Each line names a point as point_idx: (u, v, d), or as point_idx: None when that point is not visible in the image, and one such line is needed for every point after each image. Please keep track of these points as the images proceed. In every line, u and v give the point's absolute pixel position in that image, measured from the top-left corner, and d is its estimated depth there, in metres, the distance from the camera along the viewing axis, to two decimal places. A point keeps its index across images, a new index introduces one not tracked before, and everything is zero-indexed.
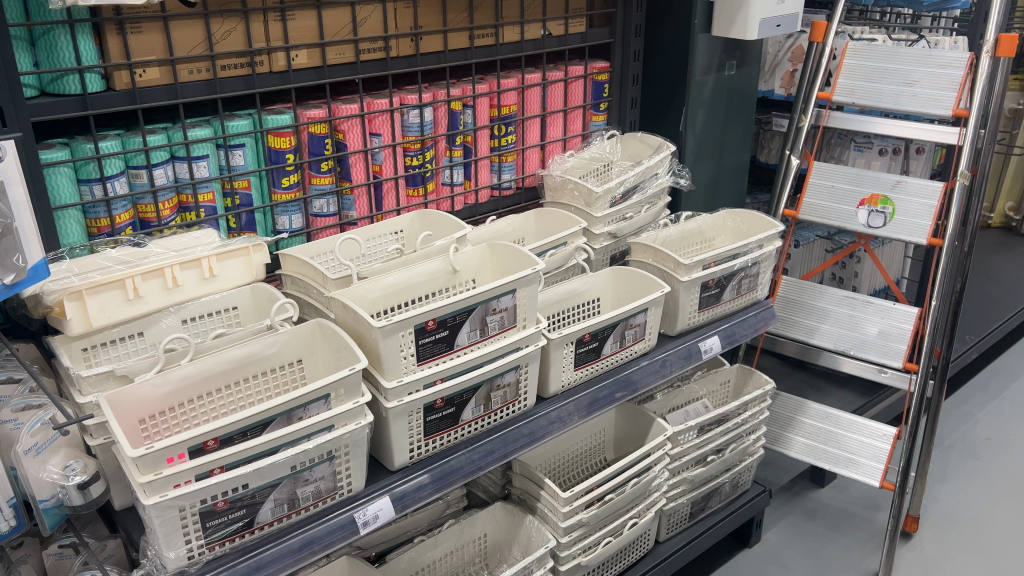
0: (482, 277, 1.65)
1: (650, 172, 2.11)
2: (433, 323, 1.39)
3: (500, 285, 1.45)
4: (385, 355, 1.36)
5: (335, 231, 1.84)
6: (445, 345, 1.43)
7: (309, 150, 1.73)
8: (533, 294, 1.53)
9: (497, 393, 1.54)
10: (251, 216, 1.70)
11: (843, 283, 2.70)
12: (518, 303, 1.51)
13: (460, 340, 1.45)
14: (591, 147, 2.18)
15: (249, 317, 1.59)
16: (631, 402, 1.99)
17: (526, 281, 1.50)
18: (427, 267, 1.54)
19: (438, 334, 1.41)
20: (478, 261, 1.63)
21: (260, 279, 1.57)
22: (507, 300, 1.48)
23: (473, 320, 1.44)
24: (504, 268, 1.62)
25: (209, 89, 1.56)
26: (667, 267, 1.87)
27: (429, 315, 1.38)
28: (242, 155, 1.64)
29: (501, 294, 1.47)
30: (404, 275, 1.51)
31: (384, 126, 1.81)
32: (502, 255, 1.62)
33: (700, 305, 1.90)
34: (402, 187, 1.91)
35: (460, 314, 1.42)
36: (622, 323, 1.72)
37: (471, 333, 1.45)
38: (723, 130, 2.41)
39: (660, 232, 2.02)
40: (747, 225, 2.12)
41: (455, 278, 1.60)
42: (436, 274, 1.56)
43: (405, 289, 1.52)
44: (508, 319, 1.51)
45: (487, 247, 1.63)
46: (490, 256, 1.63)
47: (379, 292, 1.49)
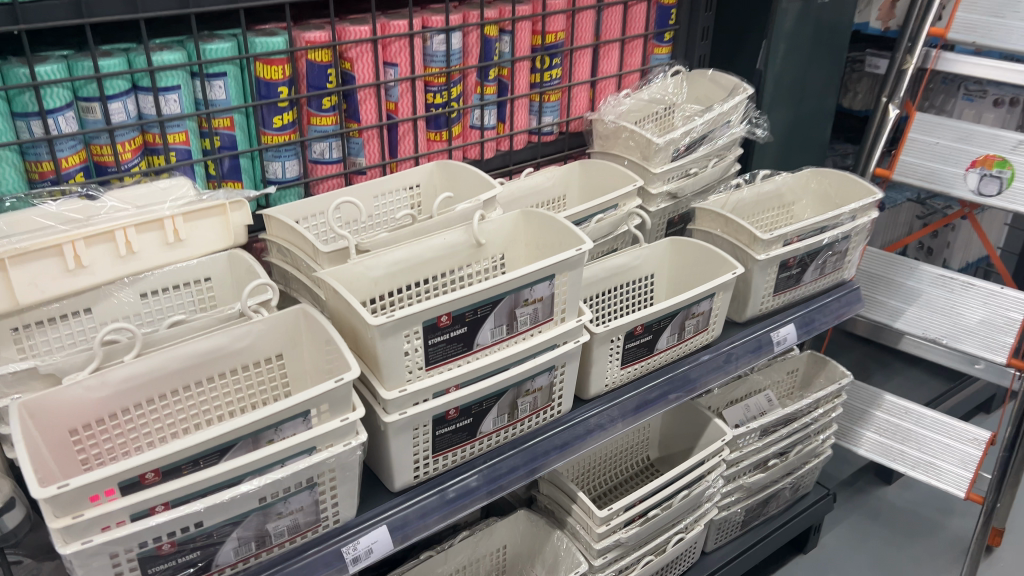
0: (517, 256, 1.33)
1: (722, 120, 1.77)
2: (447, 318, 1.08)
3: (535, 269, 1.14)
4: (382, 358, 1.05)
5: (340, 182, 1.53)
6: (464, 345, 1.12)
7: (308, 82, 1.42)
8: (577, 279, 1.21)
9: (527, 399, 1.24)
10: (235, 162, 1.39)
11: (931, 254, 2.34)
12: (557, 292, 1.19)
13: (481, 340, 1.14)
14: (651, 86, 1.84)
15: (226, 293, 1.30)
16: (689, 400, 1.68)
17: (569, 265, 1.18)
18: (444, 238, 1.23)
19: (455, 331, 1.10)
20: (507, 232, 1.31)
21: (239, 245, 1.28)
22: (543, 289, 1.17)
23: (499, 310, 1.13)
24: (541, 244, 1.30)
25: (180, 3, 1.23)
26: (740, 241, 1.54)
27: (442, 308, 1.07)
28: (224, 87, 1.33)
29: (538, 280, 1.15)
30: (413, 247, 1.21)
31: (402, 55, 1.49)
32: (536, 228, 1.30)
33: (775, 287, 1.58)
34: (421, 129, 1.59)
35: (482, 306, 1.11)
36: (683, 312, 1.40)
37: (495, 331, 1.15)
38: (807, 69, 2.02)
39: (731, 194, 1.67)
40: (837, 188, 1.76)
41: (477, 254, 1.29)
42: (456, 247, 1.25)
43: (416, 266, 1.22)
44: (543, 313, 1.20)
45: (522, 217, 1.31)
46: (522, 228, 1.31)
47: (384, 270, 1.19)
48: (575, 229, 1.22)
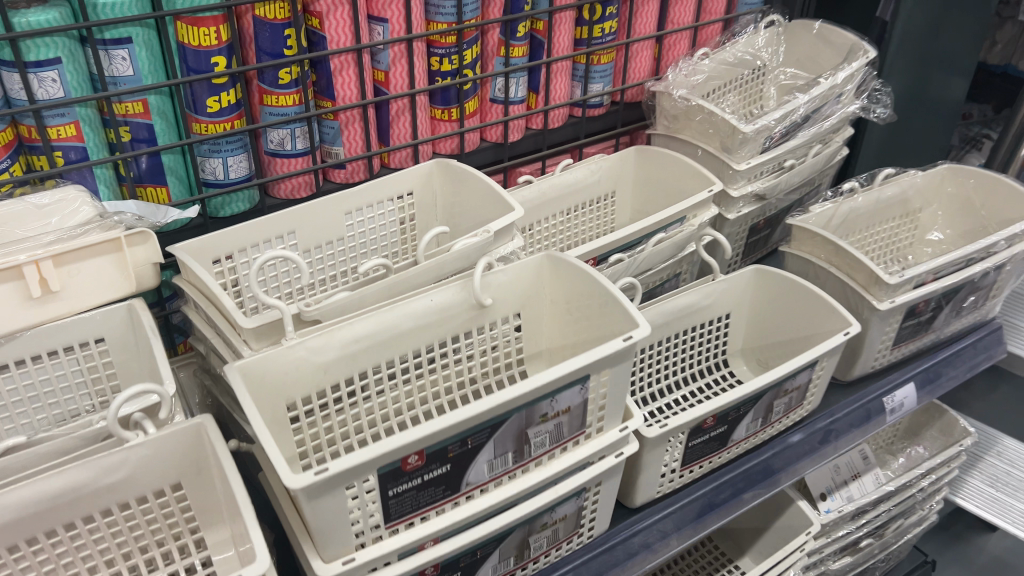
0: (538, 315, 0.95)
1: (833, 95, 1.31)
2: (418, 458, 0.71)
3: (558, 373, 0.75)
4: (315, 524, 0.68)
5: (310, 181, 1.13)
6: (447, 486, 0.75)
7: (258, 46, 1.01)
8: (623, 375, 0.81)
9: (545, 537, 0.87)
10: (155, 161, 1.00)
11: None
12: (592, 396, 0.80)
13: (473, 476, 0.76)
14: (738, 43, 1.38)
15: (128, 360, 0.92)
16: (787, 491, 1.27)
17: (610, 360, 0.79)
18: (431, 300, 0.85)
19: (433, 471, 0.72)
20: (524, 285, 0.92)
21: (145, 290, 0.91)
22: (570, 397, 0.78)
23: (502, 432, 0.75)
24: (574, 305, 0.91)
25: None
26: (855, 280, 1.12)
27: (410, 447, 0.69)
28: (128, 58, 0.93)
29: (563, 387, 0.76)
30: (383, 317, 0.82)
31: (393, 6, 1.06)
32: (568, 283, 0.91)
33: (896, 338, 1.16)
34: (422, 107, 1.18)
35: (475, 432, 0.73)
36: (771, 392, 1.01)
37: (497, 461, 0.77)
38: (948, 19, 1.53)
39: (840, 203, 1.23)
40: (983, 195, 1.31)
41: (480, 317, 0.90)
42: (449, 311, 0.86)
43: (388, 341, 0.84)
44: (571, 426, 0.81)
45: (548, 263, 0.92)
46: (548, 279, 0.92)
47: (339, 352, 0.81)
48: (626, 305, 0.82)
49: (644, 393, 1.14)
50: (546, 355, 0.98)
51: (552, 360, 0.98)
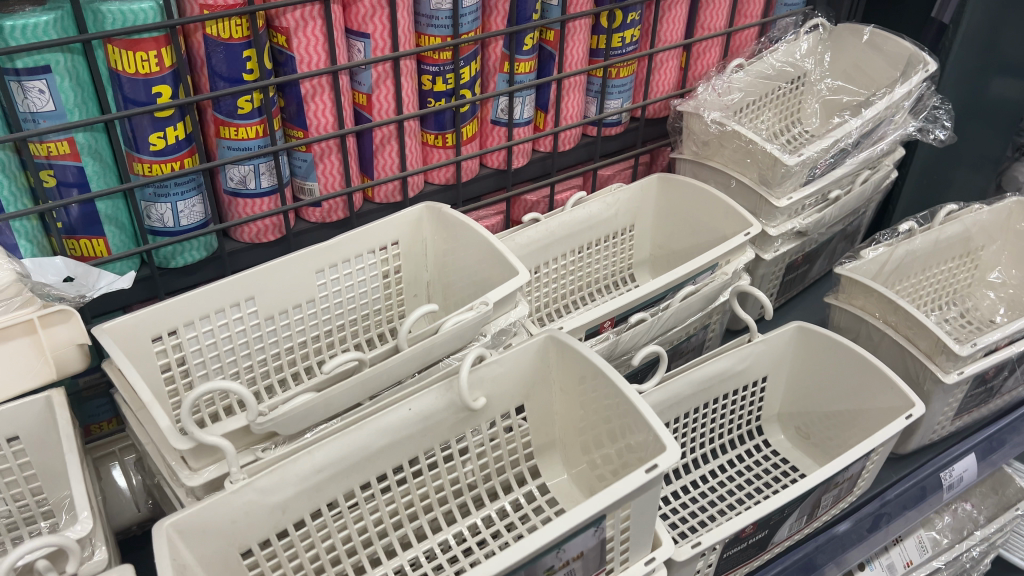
0: (547, 404, 0.83)
1: (889, 115, 1.13)
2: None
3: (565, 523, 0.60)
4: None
5: (279, 223, 0.96)
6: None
7: (210, 70, 0.84)
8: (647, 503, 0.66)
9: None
10: (87, 209, 0.83)
11: None
12: (609, 534, 0.66)
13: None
14: (776, 52, 1.21)
15: (50, 459, 0.77)
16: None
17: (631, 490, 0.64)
18: (411, 410, 0.73)
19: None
20: (525, 372, 0.80)
21: (70, 375, 0.75)
22: (583, 542, 0.63)
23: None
24: (585, 395, 0.78)
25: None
26: (915, 346, 0.95)
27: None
28: (47, 91, 0.76)
29: (573, 535, 0.62)
30: (349, 440, 0.70)
31: (376, 19, 0.89)
32: (575, 372, 0.78)
33: (959, 408, 1.00)
34: (412, 133, 1.01)
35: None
36: (820, 489, 0.85)
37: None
38: None
39: (896, 246, 1.06)
40: None
41: (471, 419, 0.79)
42: (433, 418, 0.75)
43: (359, 463, 0.72)
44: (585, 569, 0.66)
45: (552, 346, 0.79)
46: (554, 364, 0.80)
47: (298, 487, 0.70)
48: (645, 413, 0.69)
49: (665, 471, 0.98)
50: (560, 446, 0.85)
51: (567, 451, 0.85)
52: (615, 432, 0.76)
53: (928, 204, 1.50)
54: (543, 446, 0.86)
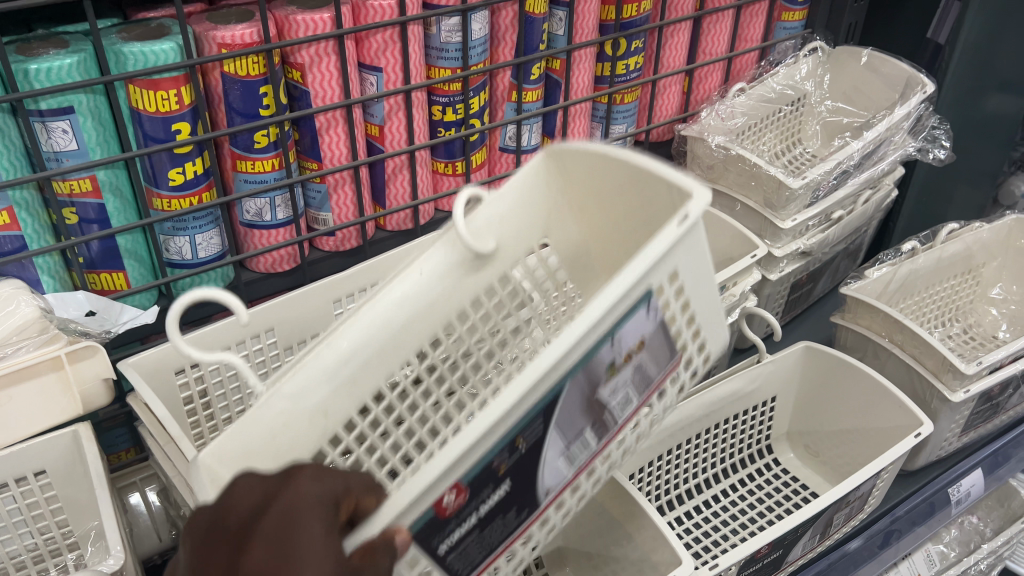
0: (546, 199, 0.81)
1: (890, 135, 1.15)
2: (468, 498, 0.54)
3: (618, 299, 0.56)
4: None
5: (294, 253, 0.98)
6: (520, 510, 0.59)
7: (228, 106, 0.86)
8: (691, 248, 0.63)
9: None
10: (108, 244, 0.85)
11: None
12: (666, 316, 0.64)
13: (547, 486, 0.60)
14: (777, 74, 1.23)
15: (76, 492, 0.78)
16: None
17: (664, 279, 0.61)
18: (421, 273, 0.74)
19: (495, 494, 0.56)
20: (526, 206, 0.80)
21: (95, 409, 0.77)
22: (637, 324, 0.60)
23: (561, 430, 0.59)
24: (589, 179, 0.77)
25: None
26: (921, 364, 0.97)
27: (448, 482, 0.52)
28: (71, 131, 0.77)
29: (626, 318, 0.58)
30: (367, 315, 0.71)
31: (388, 53, 0.91)
32: (580, 164, 0.77)
33: (965, 425, 1.02)
34: (424, 162, 1.03)
35: (528, 432, 0.55)
36: (833, 508, 0.86)
37: (578, 443, 0.61)
38: None
39: (899, 265, 1.08)
40: None
41: (484, 270, 0.79)
42: (446, 276, 0.76)
43: (385, 344, 0.74)
44: (653, 354, 0.64)
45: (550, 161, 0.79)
46: (555, 174, 0.79)
47: (329, 384, 0.70)
48: (675, 174, 0.67)
49: (679, 491, 0.99)
50: (584, 250, 0.83)
51: (591, 259, 0.83)
52: (631, 205, 0.74)
53: (925, 225, 1.53)
54: (571, 258, 0.85)
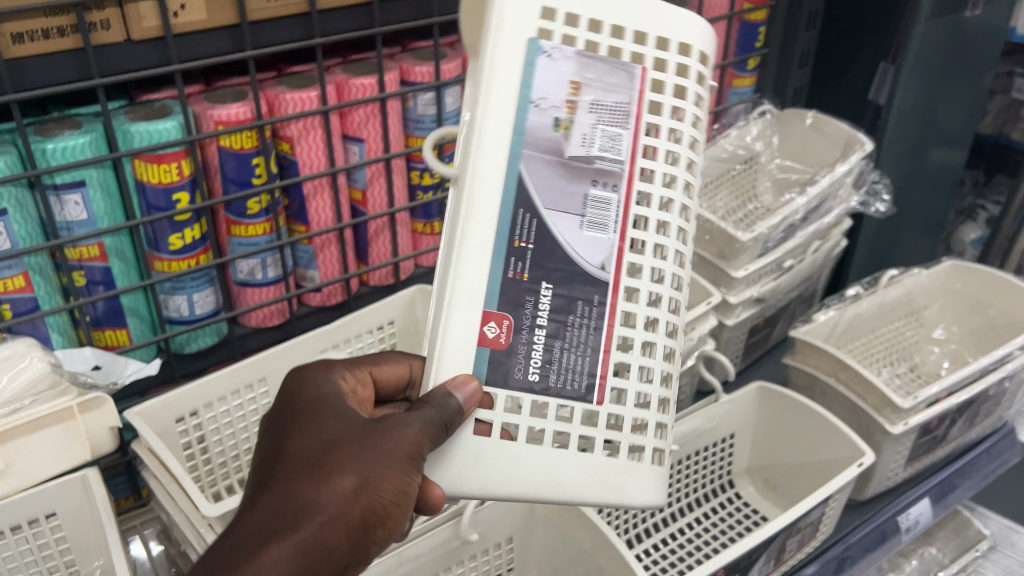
0: None
1: (834, 189, 1.25)
2: (516, 321, 0.55)
3: (491, 71, 0.55)
4: (528, 481, 0.55)
5: (283, 309, 1.06)
6: (591, 302, 0.56)
7: (223, 176, 0.94)
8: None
9: (696, 87, 0.60)
10: (112, 303, 0.93)
11: None
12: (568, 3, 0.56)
13: (600, 259, 0.56)
14: (728, 136, 1.34)
15: (84, 533, 0.84)
16: None
17: (537, 21, 0.55)
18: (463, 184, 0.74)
19: (546, 299, 0.55)
20: None
21: (102, 455, 0.84)
22: (525, 17, 0.55)
23: (538, 190, 0.55)
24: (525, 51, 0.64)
25: (12, 82, 0.75)
26: (863, 400, 1.06)
27: (473, 316, 0.54)
28: (82, 202, 0.85)
29: (524, 71, 0.55)
30: None
31: (370, 126, 1.00)
32: None
33: (909, 456, 1.10)
34: (403, 223, 1.12)
35: (520, 230, 0.55)
36: (785, 533, 0.94)
37: (598, 198, 0.56)
38: (941, 101, 1.48)
39: (845, 309, 1.17)
40: (987, 293, 1.25)
41: None
42: None
43: None
44: (604, 84, 0.56)
45: None
46: None
47: None
48: None
49: (646, 524, 1.06)
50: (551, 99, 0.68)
51: None
52: None
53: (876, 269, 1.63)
54: None
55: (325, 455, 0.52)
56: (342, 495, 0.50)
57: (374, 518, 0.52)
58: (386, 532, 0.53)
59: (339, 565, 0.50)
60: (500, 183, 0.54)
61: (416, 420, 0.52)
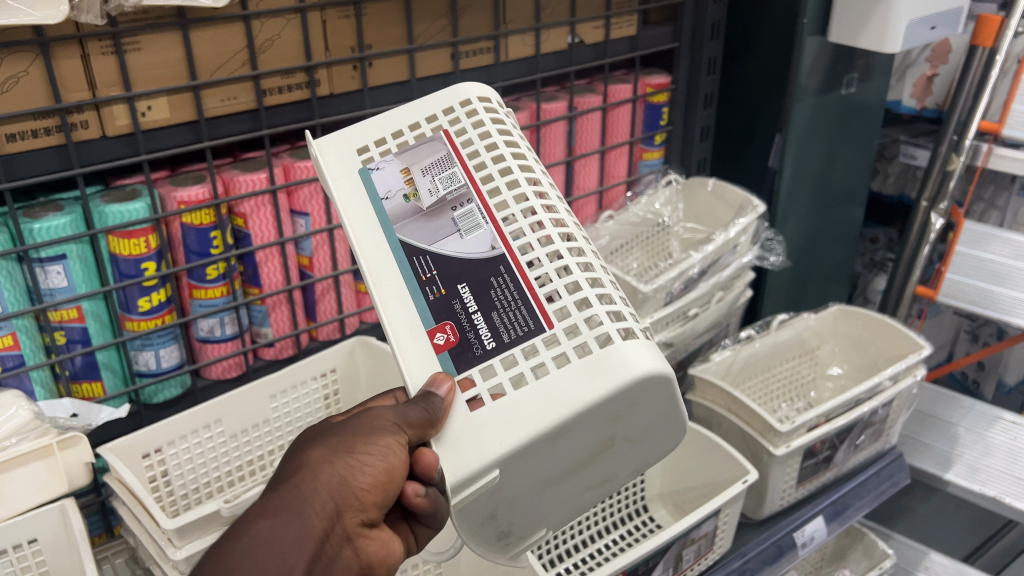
0: None
1: (730, 246, 1.42)
2: (454, 323, 0.72)
3: (348, 204, 0.79)
4: (534, 414, 0.66)
5: (240, 362, 1.21)
6: (497, 272, 0.74)
7: (186, 248, 1.10)
8: (342, 150, 0.82)
9: (487, 114, 0.83)
10: (88, 359, 1.07)
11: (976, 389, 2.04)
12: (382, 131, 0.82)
13: (485, 244, 0.75)
14: (639, 202, 1.52)
15: (61, 557, 0.97)
16: None
17: (359, 159, 0.81)
18: None
19: (465, 293, 0.74)
20: None
21: (78, 488, 0.97)
22: (347, 166, 0.81)
23: (420, 237, 0.77)
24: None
25: (4, 174, 0.90)
26: (752, 427, 1.21)
27: (422, 343, 0.72)
28: (63, 272, 1.01)
29: (368, 189, 0.79)
30: None
31: (314, 202, 1.17)
32: None
33: (798, 477, 1.24)
34: (347, 285, 1.28)
35: (420, 269, 0.75)
36: (679, 541, 1.08)
37: (463, 215, 0.77)
38: (831, 167, 1.67)
39: (739, 350, 1.33)
40: (870, 333, 1.42)
41: None
42: None
43: None
44: (416, 152, 0.80)
45: None
46: None
47: None
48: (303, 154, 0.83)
49: (567, 545, 1.19)
50: None
51: None
52: None
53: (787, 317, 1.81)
54: None
55: (309, 443, 0.69)
56: (314, 456, 0.66)
57: (352, 470, 0.65)
58: (371, 478, 0.65)
59: (328, 509, 0.64)
60: (387, 250, 0.76)
61: (402, 413, 0.66)
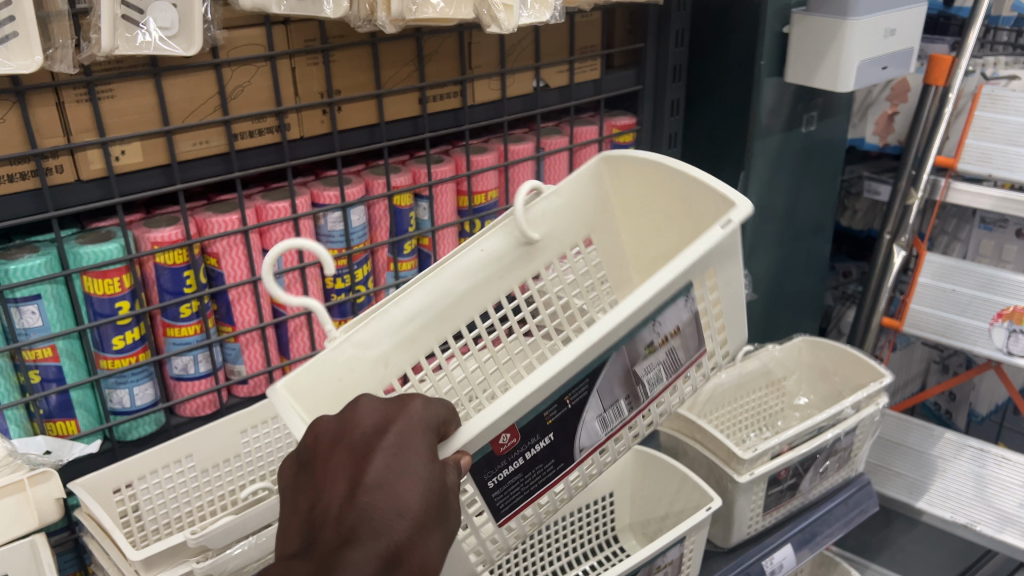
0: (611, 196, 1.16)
1: None
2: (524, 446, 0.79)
3: (661, 296, 0.83)
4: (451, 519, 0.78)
5: (213, 399, 1.23)
6: (558, 464, 0.84)
7: (160, 287, 1.13)
8: (721, 251, 0.88)
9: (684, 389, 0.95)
10: (63, 397, 1.09)
11: (949, 418, 2.06)
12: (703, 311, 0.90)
13: (588, 443, 0.85)
14: None
15: None
16: None
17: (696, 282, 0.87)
18: (482, 248, 1.08)
19: (541, 446, 0.81)
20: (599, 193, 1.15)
21: (48, 523, 0.98)
22: (699, 273, 0.86)
23: (608, 375, 0.83)
24: (638, 196, 1.14)
25: None
26: (717, 455, 1.23)
27: (508, 427, 0.77)
28: (38, 311, 1.03)
29: (669, 304, 0.84)
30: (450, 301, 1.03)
31: (285, 241, 1.21)
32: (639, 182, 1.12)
33: (765, 505, 1.26)
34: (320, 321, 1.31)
35: (576, 394, 0.81)
36: (644, 569, 1.09)
37: (615, 410, 0.86)
38: (797, 201, 1.72)
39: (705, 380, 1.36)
40: (835, 363, 1.46)
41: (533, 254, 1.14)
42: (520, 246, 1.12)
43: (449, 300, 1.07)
44: (685, 344, 0.90)
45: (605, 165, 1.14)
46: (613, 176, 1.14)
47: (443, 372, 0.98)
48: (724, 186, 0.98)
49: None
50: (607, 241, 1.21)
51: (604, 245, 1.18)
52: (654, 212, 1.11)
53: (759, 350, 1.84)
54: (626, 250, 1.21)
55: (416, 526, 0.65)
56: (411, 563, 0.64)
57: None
58: None
59: None
60: (597, 356, 0.79)
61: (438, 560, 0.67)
